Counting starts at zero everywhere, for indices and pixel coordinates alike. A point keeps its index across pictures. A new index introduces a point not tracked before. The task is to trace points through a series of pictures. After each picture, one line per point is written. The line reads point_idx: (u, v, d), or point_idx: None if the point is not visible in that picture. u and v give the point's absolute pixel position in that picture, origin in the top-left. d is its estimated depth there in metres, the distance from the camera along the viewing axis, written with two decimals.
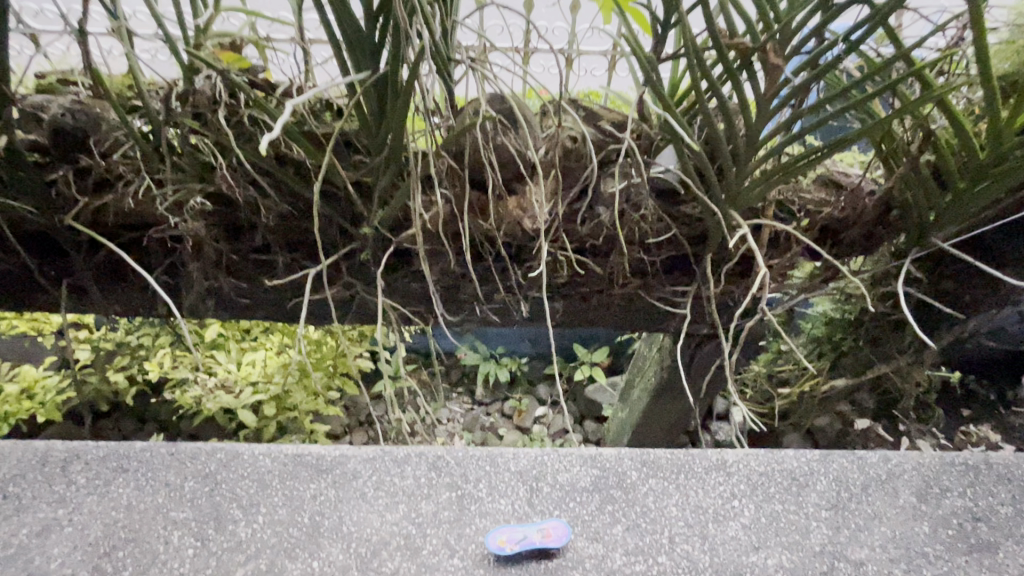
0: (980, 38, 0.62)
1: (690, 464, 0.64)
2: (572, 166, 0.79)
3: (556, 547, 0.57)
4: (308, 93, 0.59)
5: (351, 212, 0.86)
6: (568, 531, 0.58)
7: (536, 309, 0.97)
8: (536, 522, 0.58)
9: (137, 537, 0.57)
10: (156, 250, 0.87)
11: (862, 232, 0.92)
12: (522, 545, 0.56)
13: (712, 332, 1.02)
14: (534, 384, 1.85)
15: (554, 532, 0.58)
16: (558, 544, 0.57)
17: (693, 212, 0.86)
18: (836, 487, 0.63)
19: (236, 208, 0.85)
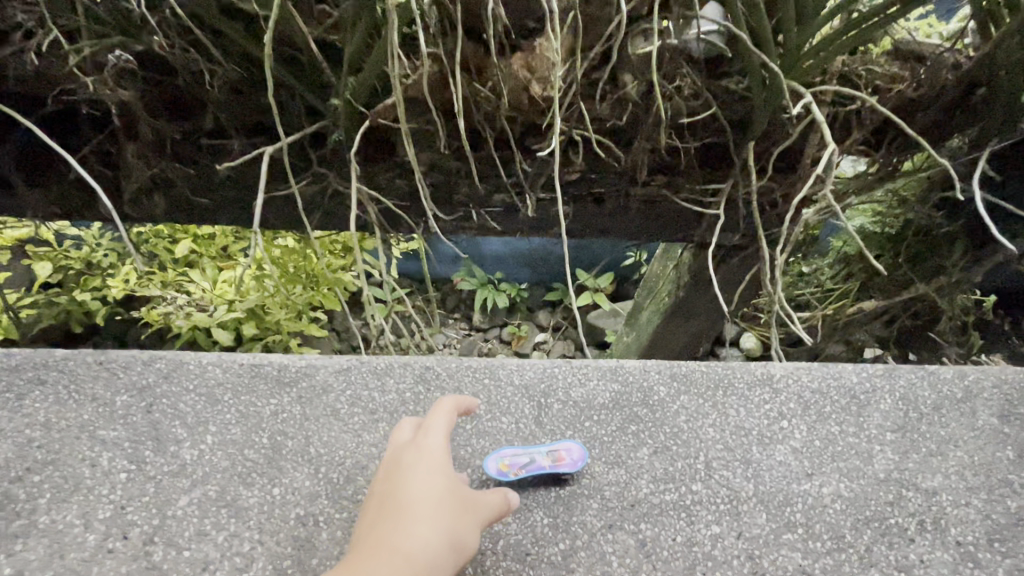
0: None
1: (730, 379, 0.53)
2: (595, 16, 0.62)
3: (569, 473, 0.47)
4: None
5: (319, 84, 0.70)
6: (582, 449, 0.48)
7: (542, 211, 0.83)
8: (542, 445, 0.48)
9: (57, 460, 0.46)
10: (84, 129, 0.72)
11: (935, 119, 0.77)
12: (529, 471, 0.46)
13: (741, 241, 0.89)
14: (534, 311, 1.73)
15: (564, 452, 0.48)
16: (571, 470, 0.47)
17: (738, 86, 0.70)
18: (903, 406, 0.53)
19: (175, 77, 0.68)
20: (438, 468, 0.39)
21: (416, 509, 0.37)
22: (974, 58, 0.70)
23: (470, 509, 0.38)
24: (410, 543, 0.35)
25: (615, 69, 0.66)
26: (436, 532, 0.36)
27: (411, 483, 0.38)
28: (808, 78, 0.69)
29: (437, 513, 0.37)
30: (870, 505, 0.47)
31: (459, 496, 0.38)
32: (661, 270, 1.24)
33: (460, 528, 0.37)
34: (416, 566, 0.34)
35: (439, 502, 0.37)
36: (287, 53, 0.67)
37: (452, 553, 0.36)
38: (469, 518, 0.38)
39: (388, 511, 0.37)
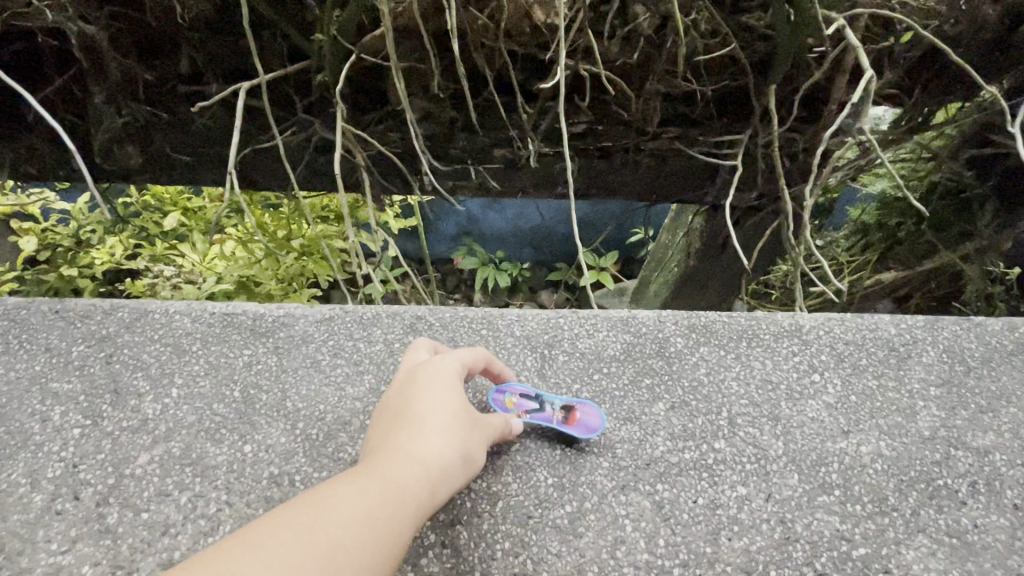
0: None
1: (754, 329, 0.48)
2: None
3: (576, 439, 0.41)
4: None
5: (302, 21, 0.64)
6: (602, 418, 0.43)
7: (545, 165, 0.77)
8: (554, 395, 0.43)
9: (4, 414, 0.41)
10: (51, 72, 0.66)
11: (972, 61, 0.71)
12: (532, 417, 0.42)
13: (758, 201, 0.83)
14: (536, 292, 1.66)
15: (580, 413, 0.43)
16: (582, 436, 0.41)
17: (759, 23, 0.64)
18: (947, 360, 0.47)
19: (145, 11, 0.63)
20: (452, 385, 0.37)
21: (432, 418, 0.34)
22: None
23: (481, 426, 0.37)
24: (426, 449, 0.33)
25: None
26: (449, 442, 0.34)
27: (425, 395, 0.36)
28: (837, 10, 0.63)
29: (452, 424, 0.34)
30: (915, 466, 0.42)
31: (473, 413, 0.36)
32: (670, 241, 1.18)
33: (472, 444, 0.35)
34: (431, 472, 0.32)
35: (455, 416, 0.35)
36: None
37: (464, 464, 0.34)
38: (481, 434, 0.36)
39: (401, 421, 0.34)
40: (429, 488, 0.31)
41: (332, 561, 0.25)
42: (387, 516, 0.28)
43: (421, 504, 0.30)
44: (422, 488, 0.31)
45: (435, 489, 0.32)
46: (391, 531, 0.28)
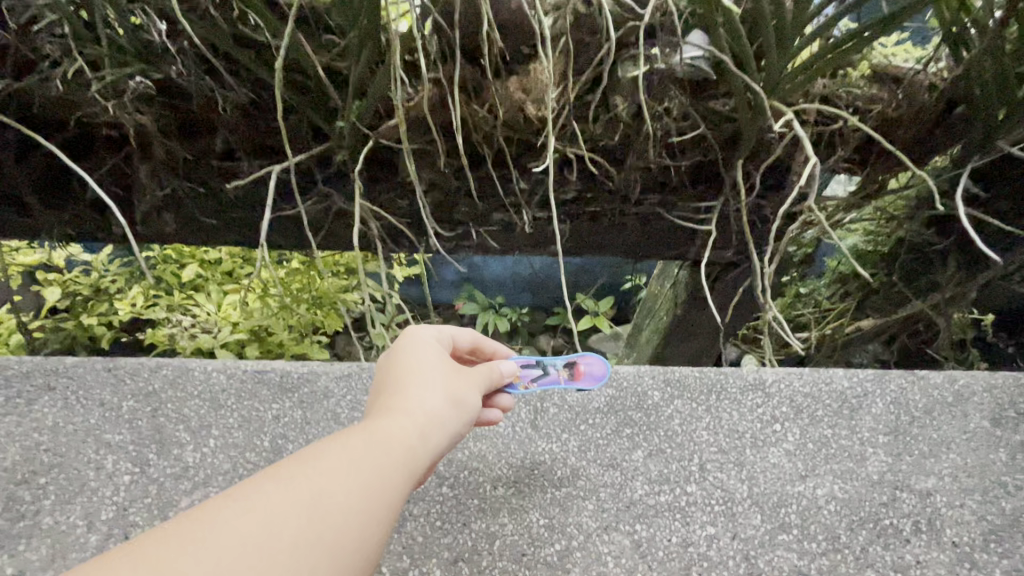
0: None
1: (722, 383, 0.54)
2: (585, 41, 0.66)
3: (583, 387, 0.54)
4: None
5: (325, 108, 0.73)
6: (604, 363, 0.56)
7: (540, 228, 0.85)
8: (553, 353, 0.55)
9: (62, 463, 0.47)
10: (102, 151, 0.76)
11: (917, 136, 0.80)
12: (541, 383, 0.52)
13: (736, 257, 0.91)
14: (534, 336, 1.72)
15: (582, 365, 0.55)
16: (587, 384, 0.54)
17: (724, 108, 0.74)
18: (894, 410, 0.53)
19: (189, 101, 0.72)
20: (430, 352, 0.43)
21: (416, 378, 0.40)
22: (949, 79, 0.74)
23: (463, 379, 0.43)
24: (410, 402, 0.38)
25: (606, 92, 0.71)
26: (434, 392, 0.40)
27: (408, 360, 0.42)
28: (790, 98, 0.73)
29: (432, 380, 0.40)
30: (865, 507, 0.47)
31: (454, 369, 0.43)
32: (659, 290, 1.25)
33: (458, 390, 0.42)
34: (422, 418, 0.38)
35: (434, 376, 0.41)
36: (296, 78, 0.71)
37: (450, 409, 0.40)
38: (463, 384, 0.42)
39: (391, 384, 0.40)
40: (421, 431, 0.37)
41: (333, 495, 0.30)
42: (377, 455, 0.33)
43: (414, 444, 0.36)
44: (413, 430, 0.36)
45: (424, 432, 0.37)
46: (384, 471, 0.33)
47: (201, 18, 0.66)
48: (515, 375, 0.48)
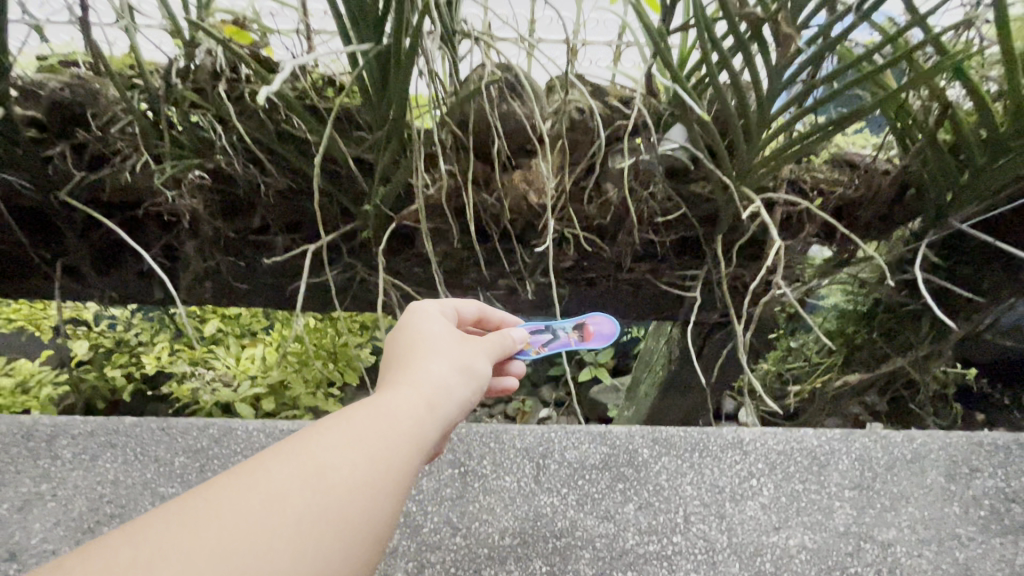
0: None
1: (704, 442, 0.60)
2: (580, 139, 0.78)
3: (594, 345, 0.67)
4: (302, 57, 0.58)
5: (354, 191, 0.84)
6: (612, 320, 0.70)
7: (541, 293, 0.94)
8: (565, 319, 0.68)
9: (123, 513, 0.56)
10: (154, 228, 0.87)
11: (879, 212, 0.90)
12: (554, 345, 0.66)
13: (722, 319, 0.99)
14: (538, 387, 1.77)
15: (592, 326, 0.68)
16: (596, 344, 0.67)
17: (703, 190, 0.84)
18: (859, 467, 0.59)
19: (236, 186, 0.84)
20: (435, 328, 0.48)
21: (423, 354, 0.45)
22: (899, 166, 0.85)
23: (469, 352, 0.47)
24: (418, 376, 0.42)
25: (598, 180, 0.81)
26: (442, 363, 0.44)
27: (417, 338, 0.47)
28: (760, 184, 0.83)
29: (439, 352, 0.45)
30: (832, 555, 0.55)
31: (458, 342, 0.47)
32: (655, 346, 1.32)
33: (464, 360, 0.46)
34: (431, 387, 0.41)
35: (436, 353, 0.45)
36: (330, 168, 0.82)
37: (456, 380, 0.43)
38: (469, 356, 0.47)
39: (401, 359, 0.45)
40: (430, 399, 0.41)
41: (339, 467, 0.33)
42: (382, 430, 0.37)
43: (422, 412, 0.39)
44: (422, 398, 0.40)
45: (430, 404, 0.40)
46: (390, 440, 0.36)
47: (252, 120, 0.78)
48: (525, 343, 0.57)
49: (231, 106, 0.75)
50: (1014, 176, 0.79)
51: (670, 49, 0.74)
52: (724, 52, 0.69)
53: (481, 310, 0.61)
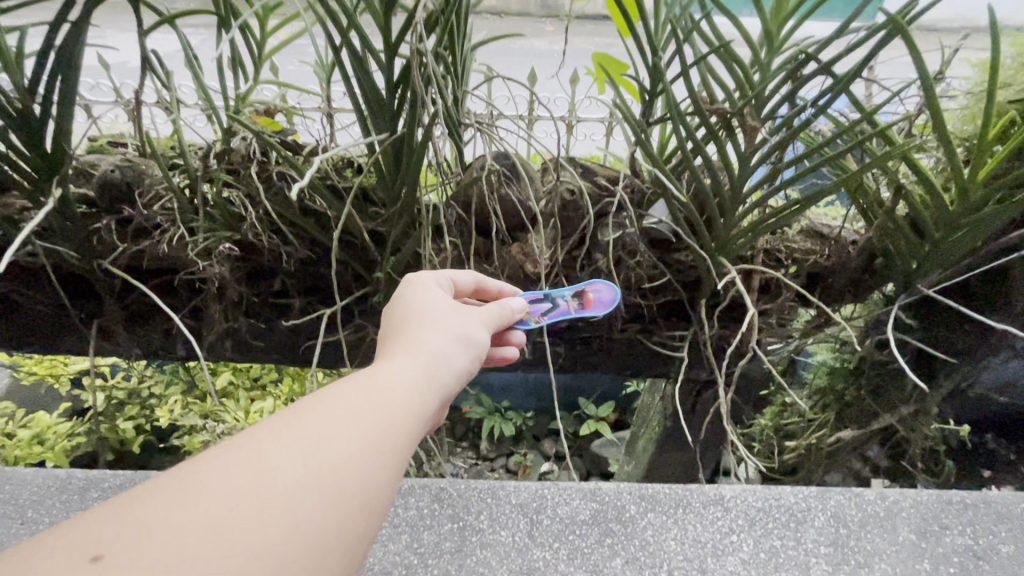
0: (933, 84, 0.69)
1: (688, 498, 0.65)
2: (571, 216, 0.87)
3: (594, 310, 0.79)
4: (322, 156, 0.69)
5: (366, 259, 0.93)
6: (610, 288, 0.82)
7: (538, 352, 1.01)
8: (568, 289, 0.80)
9: None
10: (183, 292, 0.96)
11: (851, 278, 0.97)
12: (555, 312, 0.77)
13: (710, 378, 1.04)
14: (539, 439, 1.79)
15: (590, 293, 0.80)
16: (596, 308, 0.79)
17: (685, 258, 0.91)
18: (835, 524, 0.64)
19: (260, 255, 0.93)
20: (434, 304, 0.58)
21: (420, 333, 0.54)
22: (865, 238, 0.93)
23: (462, 327, 0.57)
24: (417, 350, 0.51)
25: (589, 250, 0.90)
26: (437, 338, 0.54)
27: (417, 316, 0.56)
28: (739, 251, 0.89)
29: (435, 328, 0.54)
30: None
31: (452, 318, 0.57)
32: (652, 401, 1.37)
33: (457, 331, 0.56)
34: (427, 359, 0.51)
35: (428, 331, 0.54)
36: (347, 239, 0.91)
37: (449, 352, 0.53)
38: (461, 330, 0.57)
39: (403, 332, 0.54)
40: (426, 368, 0.50)
41: (341, 434, 0.40)
42: (380, 398, 0.45)
43: (418, 381, 0.48)
44: (419, 370, 0.49)
45: (425, 374, 0.49)
46: (388, 408, 0.44)
47: (278, 197, 0.88)
48: (521, 311, 0.69)
49: (260, 186, 0.84)
50: (971, 247, 0.86)
51: (649, 138, 0.83)
52: (697, 141, 0.77)
53: (478, 281, 0.73)
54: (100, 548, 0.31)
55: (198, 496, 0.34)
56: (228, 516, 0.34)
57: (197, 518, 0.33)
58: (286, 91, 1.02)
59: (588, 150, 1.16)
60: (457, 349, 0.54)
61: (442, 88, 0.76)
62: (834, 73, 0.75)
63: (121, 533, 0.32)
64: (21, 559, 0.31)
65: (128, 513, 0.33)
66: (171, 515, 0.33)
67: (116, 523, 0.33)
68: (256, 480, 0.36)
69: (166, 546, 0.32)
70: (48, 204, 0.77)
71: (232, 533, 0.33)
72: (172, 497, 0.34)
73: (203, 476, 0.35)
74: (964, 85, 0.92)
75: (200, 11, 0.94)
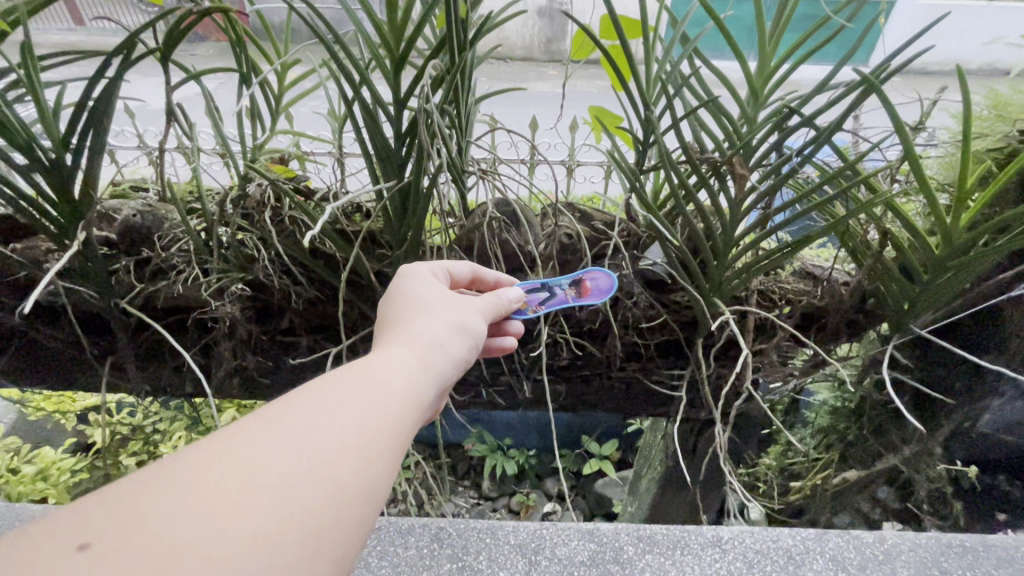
0: (908, 134, 0.72)
1: (686, 540, 0.67)
2: (569, 258, 0.91)
3: (593, 299, 0.82)
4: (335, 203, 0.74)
5: (373, 299, 0.96)
6: (609, 276, 0.85)
7: (538, 390, 1.03)
8: (564, 279, 0.85)
9: None
10: (196, 330, 0.99)
11: (844, 318, 1.00)
12: (551, 302, 0.83)
13: (710, 417, 1.05)
14: (542, 478, 1.77)
15: (588, 284, 0.84)
16: (594, 299, 0.82)
17: (682, 298, 0.94)
18: (834, 566, 0.65)
19: (271, 294, 0.96)
20: (429, 296, 0.67)
21: (415, 327, 0.62)
22: (855, 280, 0.96)
23: (455, 318, 0.66)
24: (411, 344, 0.60)
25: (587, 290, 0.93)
26: (431, 329, 0.63)
27: (414, 309, 0.65)
28: (734, 292, 0.91)
29: (430, 321, 0.63)
30: None
31: (446, 311, 0.66)
32: (653, 440, 1.37)
33: (451, 320, 0.66)
34: (420, 353, 0.59)
35: (424, 325, 0.63)
36: (354, 280, 0.94)
37: (441, 344, 0.62)
38: (454, 320, 0.66)
39: (401, 324, 0.63)
40: (419, 361, 0.58)
41: (338, 422, 0.48)
42: (375, 389, 0.52)
43: (410, 373, 0.56)
44: (412, 362, 0.58)
45: (417, 367, 0.58)
46: (381, 399, 0.52)
47: (291, 240, 0.92)
48: (516, 301, 0.78)
49: (274, 230, 0.89)
50: (960, 289, 0.88)
51: (643, 185, 0.87)
52: (689, 188, 0.81)
53: (474, 271, 0.81)
54: (86, 538, 0.37)
55: (179, 487, 0.40)
56: (208, 504, 0.39)
57: (190, 500, 0.39)
58: (300, 140, 1.08)
59: (588, 193, 1.21)
60: (432, 350, 0.61)
61: (447, 140, 0.81)
62: (817, 126, 0.79)
63: (103, 524, 0.38)
64: (35, 539, 0.37)
65: (144, 489, 0.40)
66: (183, 491, 0.40)
67: (102, 515, 0.38)
68: (233, 474, 0.42)
69: (150, 532, 0.37)
70: (72, 246, 0.81)
71: (214, 518, 0.39)
72: (154, 491, 0.40)
73: (213, 456, 0.43)
74: (944, 136, 0.96)
75: (223, 68, 1.01)
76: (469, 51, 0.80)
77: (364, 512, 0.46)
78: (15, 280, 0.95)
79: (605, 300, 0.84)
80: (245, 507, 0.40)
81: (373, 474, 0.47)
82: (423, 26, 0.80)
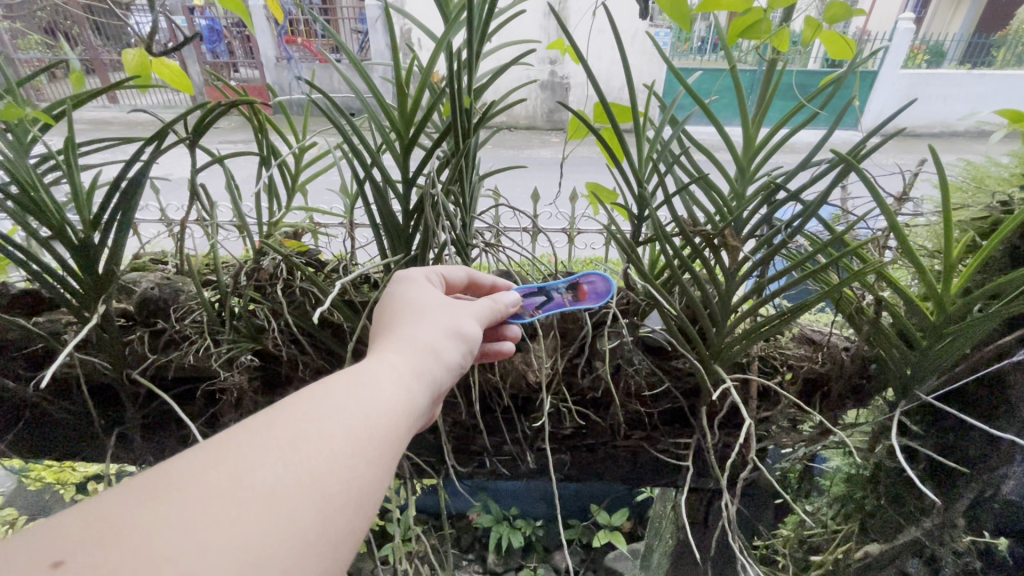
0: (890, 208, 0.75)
1: None
2: (570, 327, 0.94)
3: (591, 305, 0.84)
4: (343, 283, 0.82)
5: None
6: (606, 278, 0.86)
7: (542, 460, 1.03)
8: (562, 282, 0.87)
9: None
10: (204, 399, 1.01)
11: (847, 384, 1.00)
12: (548, 305, 0.86)
13: (718, 488, 1.03)
14: (550, 551, 1.70)
15: (586, 287, 0.86)
16: (593, 304, 0.84)
17: (685, 365, 0.94)
18: None
19: (279, 364, 0.99)
20: (422, 301, 0.71)
21: (408, 334, 0.66)
22: (855, 347, 0.97)
23: (449, 322, 0.70)
24: (402, 352, 0.63)
25: (589, 358, 0.94)
26: (425, 335, 0.66)
27: (410, 314, 0.69)
28: (735, 358, 0.91)
29: (425, 328, 0.67)
30: None
31: (442, 316, 0.70)
32: (663, 510, 1.32)
33: (446, 323, 0.69)
34: (411, 362, 0.62)
35: (416, 332, 0.66)
36: (361, 349, 0.97)
37: (433, 354, 0.65)
38: (448, 325, 0.69)
39: (396, 329, 0.67)
40: (411, 370, 0.62)
41: (326, 431, 0.51)
42: (365, 399, 0.56)
43: (402, 381, 0.60)
44: (404, 371, 0.61)
45: (409, 377, 0.61)
46: (371, 409, 0.55)
47: (299, 312, 0.95)
48: (514, 306, 0.80)
49: (284, 304, 0.92)
50: (959, 355, 0.88)
51: (640, 255, 0.90)
52: (684, 260, 0.83)
53: (470, 277, 0.83)
54: (62, 555, 0.40)
55: (163, 503, 0.43)
56: (191, 518, 0.43)
57: (175, 511, 0.43)
58: (313, 213, 1.14)
59: (589, 259, 1.25)
60: (421, 359, 0.64)
61: (452, 218, 0.85)
62: (803, 201, 0.83)
63: (83, 541, 0.41)
64: (27, 544, 0.41)
65: (132, 500, 0.43)
66: (172, 501, 0.43)
67: (83, 531, 0.41)
68: (221, 485, 0.45)
69: (132, 545, 0.40)
70: (92, 319, 0.84)
71: (197, 531, 0.42)
72: (137, 507, 0.43)
73: (201, 468, 0.46)
74: (929, 205, 1.01)
75: (245, 152, 1.08)
76: (472, 136, 0.86)
77: (347, 519, 0.49)
78: (33, 352, 0.98)
79: (603, 305, 0.86)
80: (230, 517, 0.44)
81: (358, 482, 0.51)
82: (430, 115, 0.87)
